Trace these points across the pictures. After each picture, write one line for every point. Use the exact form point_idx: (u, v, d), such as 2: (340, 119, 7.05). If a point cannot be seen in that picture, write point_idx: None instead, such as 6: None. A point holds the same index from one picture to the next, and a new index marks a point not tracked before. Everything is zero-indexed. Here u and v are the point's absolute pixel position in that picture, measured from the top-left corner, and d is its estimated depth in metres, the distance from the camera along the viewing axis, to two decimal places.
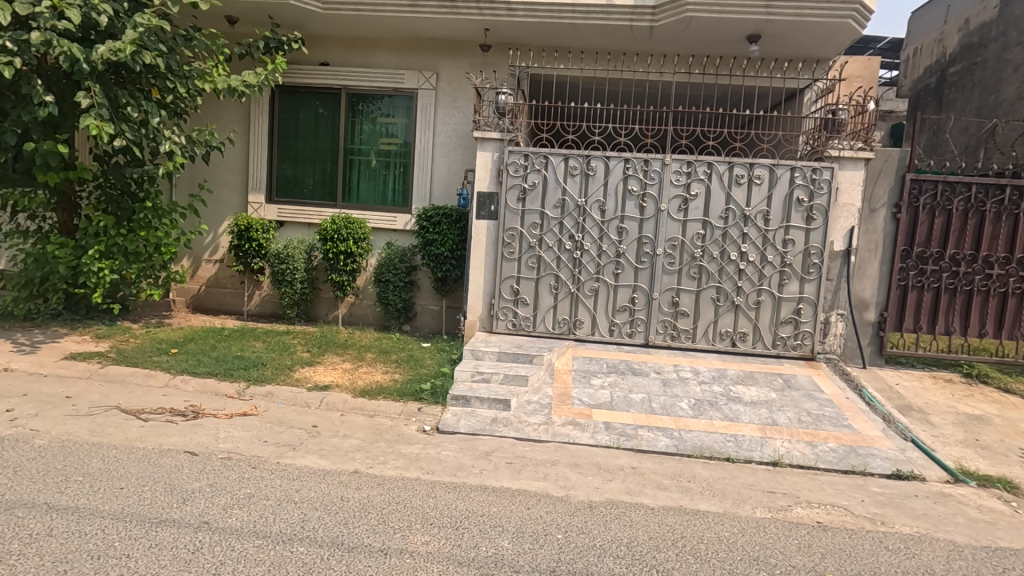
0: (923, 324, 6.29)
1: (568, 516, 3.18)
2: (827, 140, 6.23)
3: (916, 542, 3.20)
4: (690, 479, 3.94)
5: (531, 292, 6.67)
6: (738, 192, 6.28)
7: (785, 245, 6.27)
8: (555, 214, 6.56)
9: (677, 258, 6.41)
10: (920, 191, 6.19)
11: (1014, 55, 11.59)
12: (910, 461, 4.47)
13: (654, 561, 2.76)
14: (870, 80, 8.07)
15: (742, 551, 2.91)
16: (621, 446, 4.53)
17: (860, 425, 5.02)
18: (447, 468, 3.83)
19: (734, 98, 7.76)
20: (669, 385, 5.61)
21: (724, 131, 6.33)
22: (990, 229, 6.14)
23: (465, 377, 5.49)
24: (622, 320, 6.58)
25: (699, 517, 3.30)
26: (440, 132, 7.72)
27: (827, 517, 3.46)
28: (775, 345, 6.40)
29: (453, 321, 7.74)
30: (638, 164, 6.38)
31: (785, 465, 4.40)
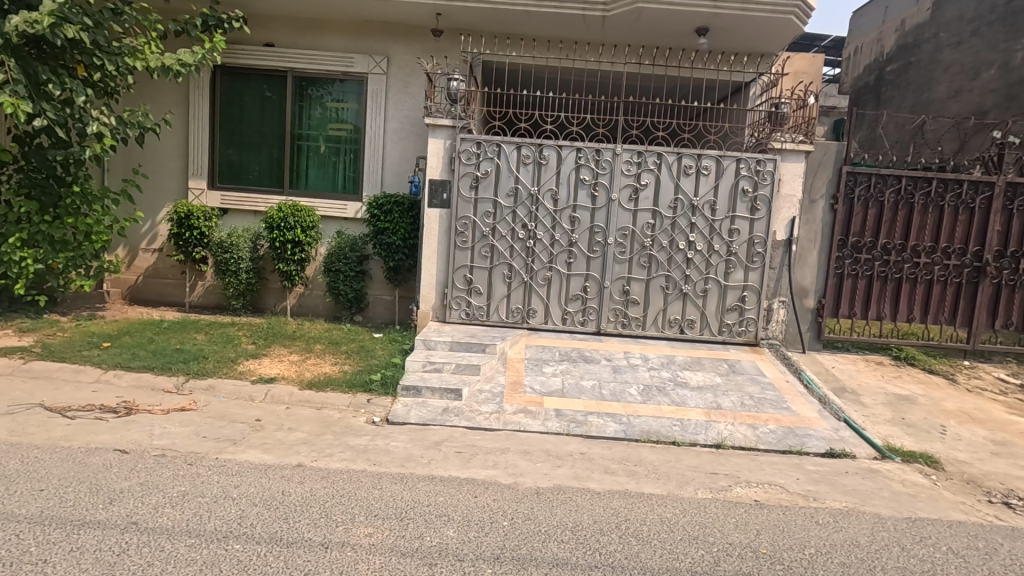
0: (857, 310, 6.61)
1: (515, 503, 3.19)
2: (770, 133, 6.42)
3: (844, 516, 3.36)
4: (637, 463, 4.03)
5: (484, 281, 6.66)
6: (686, 182, 6.41)
7: (731, 234, 6.45)
8: (508, 203, 6.54)
9: (628, 247, 6.51)
10: (855, 183, 6.48)
11: (946, 56, 12.59)
12: (842, 440, 4.71)
13: (597, 544, 2.81)
14: (815, 76, 8.37)
15: (682, 531, 3.00)
16: (571, 433, 4.59)
17: (798, 407, 5.26)
18: (395, 458, 3.78)
19: (683, 89, 7.92)
20: (620, 372, 5.71)
21: (673, 122, 6.44)
22: (918, 219, 6.49)
23: (417, 367, 5.42)
24: (575, 308, 6.64)
25: (643, 501, 3.37)
26: (392, 118, 7.55)
27: (764, 496, 3.60)
28: (721, 331, 6.60)
29: (406, 312, 7.63)
30: (590, 154, 6.43)
31: (727, 448, 4.56)
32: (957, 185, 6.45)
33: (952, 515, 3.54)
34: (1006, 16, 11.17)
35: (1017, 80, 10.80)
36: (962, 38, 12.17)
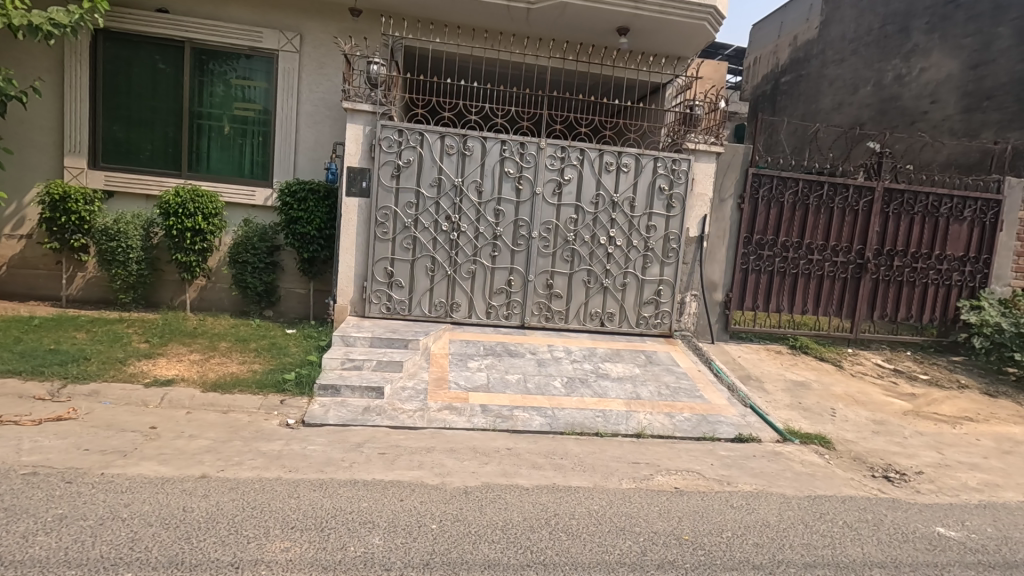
0: (760, 302, 7.10)
1: (442, 504, 3.09)
2: (685, 134, 6.72)
3: (755, 498, 3.57)
4: (563, 456, 4.06)
5: (406, 274, 6.46)
6: (607, 179, 6.55)
7: (648, 230, 6.68)
8: (431, 193, 6.37)
9: (551, 241, 6.56)
10: (759, 185, 6.93)
11: (831, 71, 13.94)
12: (749, 425, 5.04)
13: (528, 542, 2.78)
14: (721, 83, 8.89)
15: (610, 523, 3.04)
16: (497, 428, 4.56)
17: (709, 395, 5.56)
18: (312, 463, 3.55)
19: (604, 86, 8.09)
20: (544, 365, 5.75)
21: (595, 119, 6.56)
22: (812, 220, 7.06)
23: (334, 365, 5.13)
24: (499, 302, 6.60)
25: (571, 494, 3.39)
26: (305, 100, 7.08)
27: (683, 483, 3.75)
28: (638, 323, 6.83)
29: (321, 306, 7.23)
30: (515, 147, 6.38)
31: (647, 437, 4.72)
32: (845, 189, 7.07)
33: (844, 491, 3.87)
34: (879, 39, 12.73)
35: (887, 97, 12.41)
36: (844, 56, 13.63)
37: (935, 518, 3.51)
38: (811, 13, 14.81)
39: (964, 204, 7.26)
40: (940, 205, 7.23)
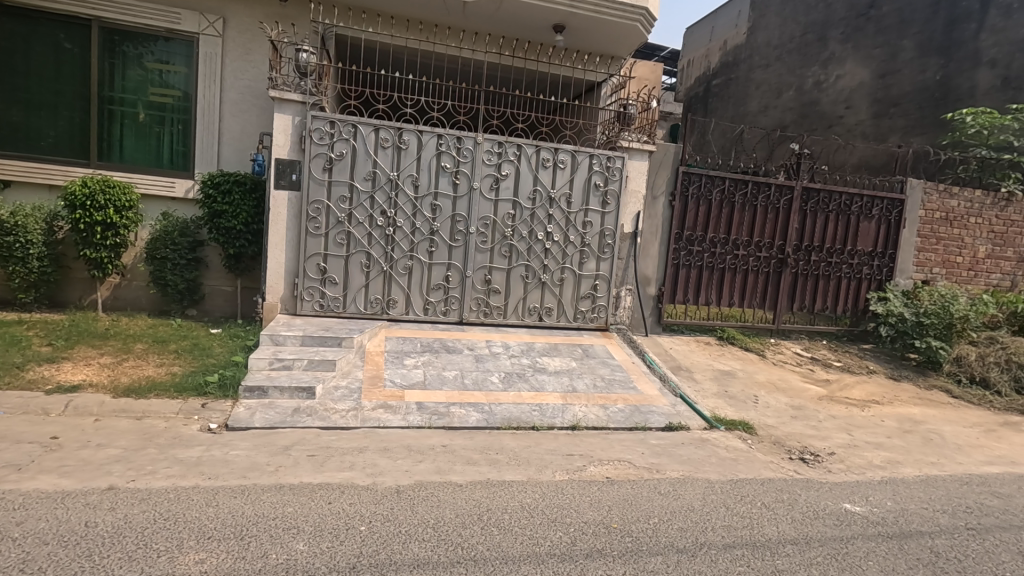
0: (690, 296, 7.39)
1: (372, 505, 3.02)
2: (619, 132, 6.91)
3: (681, 484, 3.71)
4: (499, 451, 4.07)
5: (340, 270, 6.27)
6: (544, 175, 6.61)
7: (585, 226, 6.80)
8: (366, 187, 6.21)
9: (489, 237, 6.55)
10: (689, 182, 7.20)
11: (757, 75, 14.67)
12: (679, 414, 5.25)
13: (459, 538, 2.76)
14: (656, 83, 9.16)
15: (542, 515, 3.08)
16: (433, 425, 4.52)
17: (642, 385, 5.74)
18: (235, 469, 3.38)
19: (542, 83, 8.15)
20: (482, 360, 5.74)
21: (531, 115, 6.61)
22: (737, 217, 7.41)
23: (262, 366, 4.92)
24: (437, 298, 6.52)
25: (505, 488, 3.41)
26: (230, 88, 6.72)
27: (614, 472, 3.85)
28: (576, 318, 6.94)
29: (250, 304, 6.92)
30: (451, 142, 6.32)
31: (582, 429, 4.81)
32: (767, 188, 7.46)
33: (764, 473, 4.10)
34: (800, 46, 13.57)
35: (808, 102, 13.24)
36: (769, 61, 14.40)
37: (843, 495, 3.77)
38: (739, 19, 15.54)
39: (872, 203, 7.82)
40: (851, 204, 7.76)
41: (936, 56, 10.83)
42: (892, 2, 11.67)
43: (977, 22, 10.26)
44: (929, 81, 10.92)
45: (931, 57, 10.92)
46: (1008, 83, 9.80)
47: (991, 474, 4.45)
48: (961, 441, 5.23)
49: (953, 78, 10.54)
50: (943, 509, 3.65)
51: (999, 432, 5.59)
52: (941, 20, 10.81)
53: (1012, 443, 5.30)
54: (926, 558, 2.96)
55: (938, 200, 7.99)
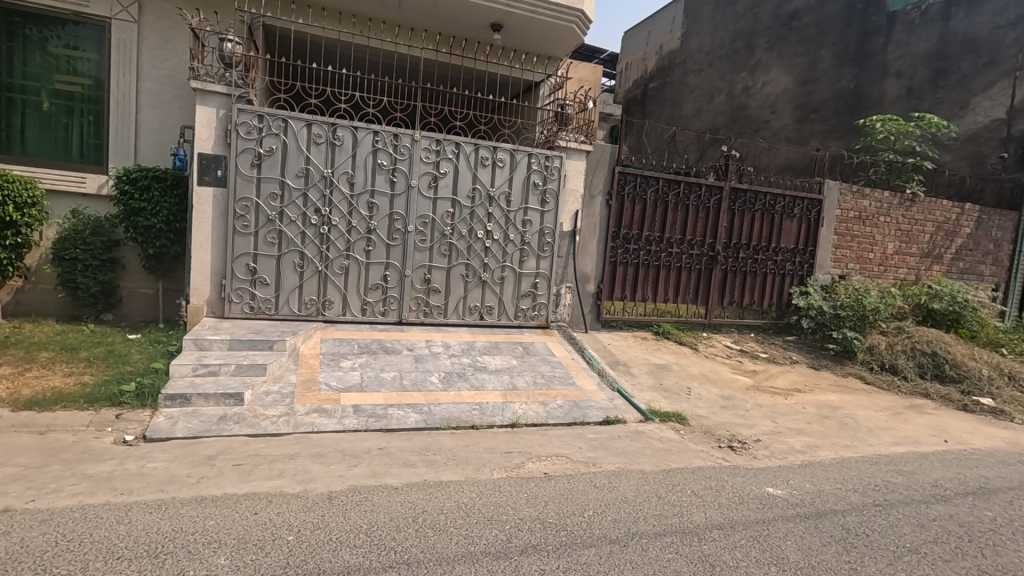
0: (627, 293, 7.59)
1: (302, 514, 2.92)
2: (557, 132, 7.00)
3: (616, 476, 3.80)
4: (436, 451, 4.04)
5: (271, 271, 6.03)
6: (483, 173, 6.60)
7: (524, 225, 6.83)
8: (298, 184, 5.99)
9: (428, 235, 6.47)
10: (625, 182, 7.39)
11: (691, 80, 15.24)
12: (616, 408, 5.39)
13: (393, 542, 2.71)
14: (595, 85, 9.34)
15: (478, 514, 3.07)
16: (370, 428, 4.43)
17: (581, 381, 5.84)
18: (152, 482, 3.18)
19: (481, 81, 8.13)
20: (421, 361, 5.66)
21: (469, 113, 6.58)
22: (671, 216, 7.67)
23: (185, 372, 4.66)
24: (375, 298, 6.38)
25: (442, 489, 3.38)
26: (147, 77, 6.31)
27: (552, 467, 3.90)
28: (516, 316, 6.96)
29: (173, 307, 6.52)
30: (388, 138, 6.20)
31: (521, 426, 4.85)
32: (698, 189, 7.76)
33: (694, 462, 4.26)
34: (730, 53, 14.20)
35: (737, 106, 13.88)
36: (702, 66, 15.00)
37: (766, 480, 3.98)
38: (674, 25, 16.10)
39: (794, 202, 8.28)
40: (775, 204, 8.20)
41: (850, 67, 11.64)
42: (812, 14, 12.45)
43: (884, 36, 11.13)
44: (845, 89, 11.71)
45: (846, 67, 11.73)
46: (912, 93, 10.67)
47: (897, 454, 4.82)
48: (872, 424, 5.64)
49: (865, 87, 11.37)
50: (855, 488, 3.92)
51: (904, 415, 6.06)
52: (854, 32, 11.64)
53: (916, 424, 5.76)
54: (838, 535, 3.16)
55: (852, 201, 8.57)
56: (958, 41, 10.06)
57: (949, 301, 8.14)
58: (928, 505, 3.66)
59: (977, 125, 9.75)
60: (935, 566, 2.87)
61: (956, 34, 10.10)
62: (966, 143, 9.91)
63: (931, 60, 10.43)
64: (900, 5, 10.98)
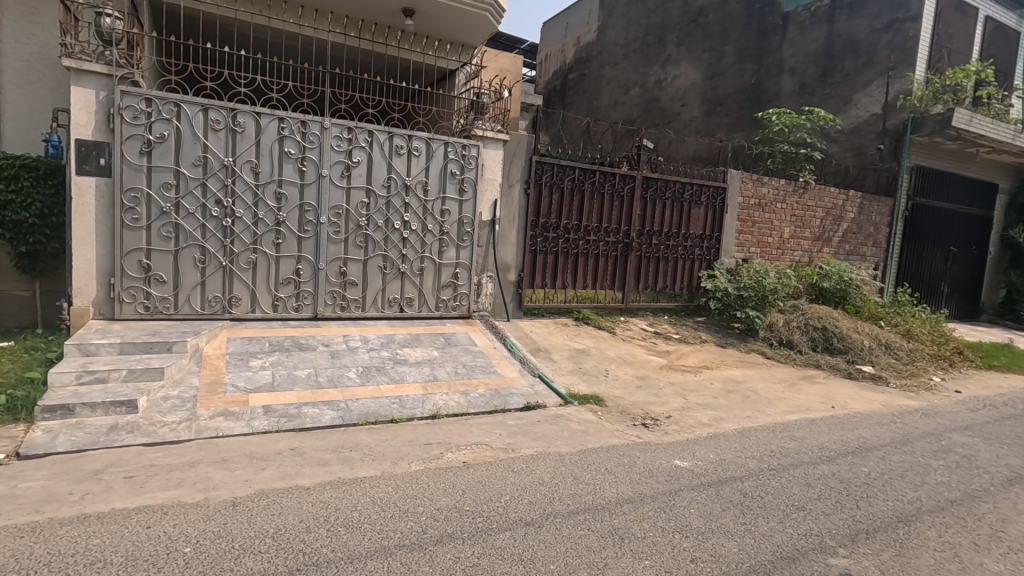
0: (548, 280, 7.73)
1: (201, 523, 2.75)
2: (474, 121, 6.95)
3: (534, 460, 3.88)
4: (352, 448, 3.93)
5: (168, 267, 5.60)
6: (398, 162, 6.45)
7: (442, 214, 6.76)
8: (195, 174, 5.58)
9: (342, 227, 6.25)
10: (542, 172, 7.47)
11: (607, 72, 15.65)
12: (536, 393, 5.49)
13: (302, 544, 2.62)
14: (514, 75, 9.36)
15: (393, 508, 3.03)
16: (281, 428, 4.24)
17: (503, 369, 5.89)
18: (26, 504, 2.88)
19: (395, 68, 7.92)
20: (338, 356, 5.48)
21: (382, 100, 6.40)
22: (587, 205, 7.86)
23: (67, 381, 4.25)
24: (287, 294, 6.09)
25: (356, 486, 3.29)
26: (10, 54, 5.64)
27: (471, 456, 3.92)
28: (437, 307, 6.89)
29: (53, 310, 5.94)
30: (295, 125, 5.91)
31: (441, 417, 4.82)
32: (613, 178, 7.99)
33: (610, 441, 4.43)
34: (643, 47, 14.72)
35: (651, 98, 14.43)
36: (617, 59, 15.43)
37: (675, 453, 4.21)
38: (591, 18, 16.43)
39: (701, 191, 8.73)
40: (684, 192, 8.61)
41: (751, 63, 12.41)
42: (716, 11, 13.13)
43: (780, 34, 11.94)
44: (747, 84, 12.47)
45: (747, 63, 12.49)
46: (804, 89, 11.52)
47: (791, 421, 5.25)
48: (770, 395, 6.11)
49: (764, 82, 12.17)
50: (752, 455, 4.23)
51: (798, 385, 6.62)
52: (754, 30, 12.39)
53: (808, 393, 6.31)
54: (736, 499, 3.40)
55: (752, 188, 9.16)
56: (842, 41, 10.96)
57: (837, 280, 8.96)
58: (814, 466, 4.02)
59: (859, 119, 10.71)
60: (818, 521, 3.16)
61: (840, 34, 11.00)
62: (850, 136, 10.88)
63: (819, 59, 11.31)
64: (792, 6, 11.79)
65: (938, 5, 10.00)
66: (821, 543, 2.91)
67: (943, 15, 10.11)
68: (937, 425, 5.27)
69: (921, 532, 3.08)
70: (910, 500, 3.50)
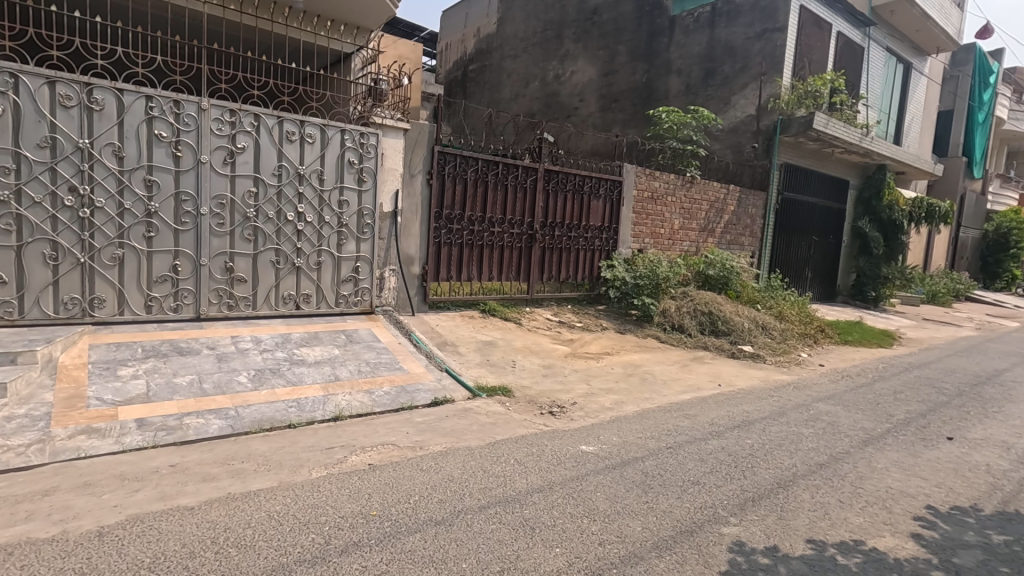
0: (453, 273, 7.63)
1: (58, 561, 2.38)
2: (372, 108, 6.66)
3: (443, 457, 3.80)
4: (244, 459, 3.62)
5: (9, 266, 4.82)
6: (290, 149, 6.02)
7: (340, 205, 6.41)
8: (41, 157, 4.83)
9: (227, 218, 5.72)
10: (445, 162, 7.34)
11: (508, 64, 15.75)
12: (443, 388, 5.40)
13: (186, 572, 2.35)
14: (414, 62, 9.11)
15: (293, 520, 2.82)
16: (159, 443, 3.81)
17: (409, 365, 5.73)
18: None
19: (283, 48, 7.38)
20: (225, 360, 5.02)
21: (269, 82, 5.92)
22: (491, 196, 7.85)
23: None
24: (163, 293, 5.49)
25: (249, 500, 3.03)
26: None
27: (376, 457, 3.76)
28: (337, 303, 6.54)
29: None
30: (166, 105, 5.31)
31: (344, 418, 4.60)
32: (516, 170, 8.04)
33: (518, 431, 4.46)
34: (542, 42, 14.96)
35: (550, 92, 14.74)
36: (517, 52, 15.57)
37: (581, 439, 4.32)
38: (490, 9, 16.41)
39: (600, 184, 9.04)
40: (584, 185, 8.86)
41: (642, 62, 13.03)
42: (610, 11, 13.62)
43: (668, 37, 12.63)
44: (639, 82, 13.09)
45: (639, 62, 13.09)
46: (689, 89, 12.30)
47: (684, 400, 5.61)
48: (665, 377, 6.50)
49: (654, 81, 12.85)
50: (651, 435, 4.46)
51: (689, 365, 7.11)
52: (644, 31, 13.01)
53: (698, 373, 6.80)
54: (638, 479, 3.55)
55: (646, 182, 9.65)
56: (721, 46, 11.82)
57: (720, 268, 9.69)
58: (706, 442, 4.31)
59: (737, 120, 11.66)
60: (711, 493, 3.38)
61: (720, 40, 11.84)
62: (730, 135, 11.84)
63: (702, 62, 12.12)
64: (678, 10, 12.49)
65: (800, 18, 11.08)
66: (715, 514, 3.12)
67: (804, 28, 11.23)
68: (806, 396, 5.89)
69: (797, 495, 3.41)
70: (787, 466, 3.86)
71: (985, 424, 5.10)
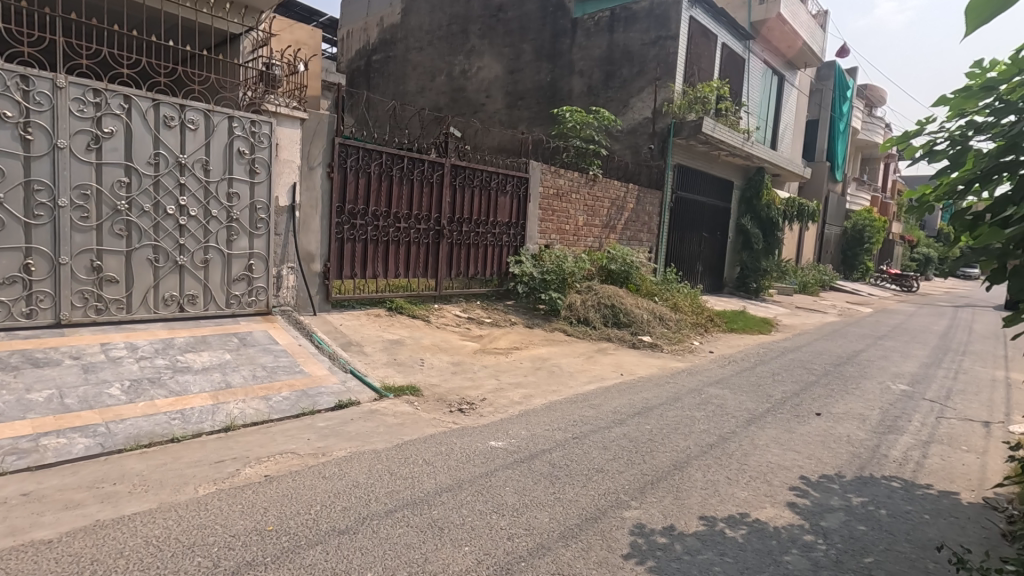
0: (357, 270, 7.35)
1: None
2: (264, 94, 6.22)
3: (347, 462, 3.64)
4: (116, 481, 3.24)
5: None
6: (168, 136, 5.46)
7: (229, 198, 5.92)
8: None
9: (93, 211, 5.09)
10: (346, 155, 7.02)
11: (413, 57, 15.45)
12: (347, 390, 5.18)
13: None
14: (313, 48, 8.66)
15: (175, 544, 2.57)
16: (8, 470, 3.32)
17: (310, 367, 5.44)
18: None
19: (161, 23, 6.72)
20: (93, 370, 4.47)
21: (143, 60, 5.33)
22: (396, 191, 7.64)
23: None
24: (12, 296, 4.77)
25: (122, 526, 2.71)
26: None
27: (274, 467, 3.53)
28: (228, 304, 6.04)
29: None
30: (10, 80, 4.62)
31: (237, 428, 4.27)
32: (422, 164, 7.88)
33: (427, 431, 4.38)
34: (447, 36, 14.81)
35: (457, 87, 14.65)
36: (422, 45, 15.30)
37: (490, 435, 4.32)
38: None
39: (507, 180, 9.10)
40: (492, 181, 8.87)
41: (546, 61, 13.30)
42: (514, 9, 13.75)
43: (570, 38, 12.98)
44: (543, 81, 13.34)
45: (543, 62, 13.34)
46: (591, 90, 12.74)
47: (589, 391, 5.81)
48: (571, 369, 6.71)
49: (558, 81, 13.16)
50: (558, 427, 4.56)
51: (594, 357, 7.39)
52: (548, 31, 13.26)
53: (601, 363, 7.08)
54: (546, 471, 3.62)
55: (551, 179, 9.86)
56: (620, 50, 12.35)
57: (621, 263, 10.16)
58: (609, 430, 4.49)
59: (635, 121, 12.25)
60: (614, 479, 3.52)
61: (619, 44, 12.36)
62: (628, 135, 12.42)
63: (603, 64, 12.60)
64: (580, 12, 12.86)
65: (690, 28, 11.84)
66: (618, 499, 3.25)
67: (693, 38, 12.01)
68: (698, 381, 6.33)
69: (691, 475, 3.64)
70: (682, 448, 4.12)
71: (845, 399, 5.76)
